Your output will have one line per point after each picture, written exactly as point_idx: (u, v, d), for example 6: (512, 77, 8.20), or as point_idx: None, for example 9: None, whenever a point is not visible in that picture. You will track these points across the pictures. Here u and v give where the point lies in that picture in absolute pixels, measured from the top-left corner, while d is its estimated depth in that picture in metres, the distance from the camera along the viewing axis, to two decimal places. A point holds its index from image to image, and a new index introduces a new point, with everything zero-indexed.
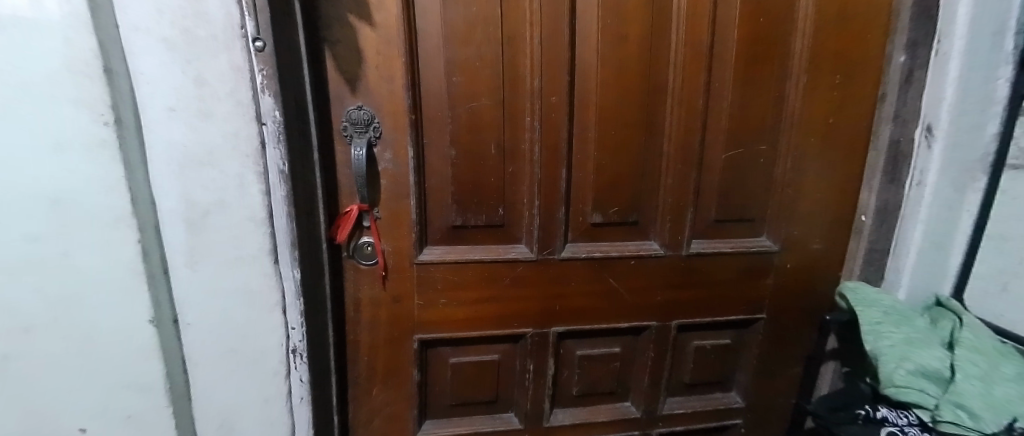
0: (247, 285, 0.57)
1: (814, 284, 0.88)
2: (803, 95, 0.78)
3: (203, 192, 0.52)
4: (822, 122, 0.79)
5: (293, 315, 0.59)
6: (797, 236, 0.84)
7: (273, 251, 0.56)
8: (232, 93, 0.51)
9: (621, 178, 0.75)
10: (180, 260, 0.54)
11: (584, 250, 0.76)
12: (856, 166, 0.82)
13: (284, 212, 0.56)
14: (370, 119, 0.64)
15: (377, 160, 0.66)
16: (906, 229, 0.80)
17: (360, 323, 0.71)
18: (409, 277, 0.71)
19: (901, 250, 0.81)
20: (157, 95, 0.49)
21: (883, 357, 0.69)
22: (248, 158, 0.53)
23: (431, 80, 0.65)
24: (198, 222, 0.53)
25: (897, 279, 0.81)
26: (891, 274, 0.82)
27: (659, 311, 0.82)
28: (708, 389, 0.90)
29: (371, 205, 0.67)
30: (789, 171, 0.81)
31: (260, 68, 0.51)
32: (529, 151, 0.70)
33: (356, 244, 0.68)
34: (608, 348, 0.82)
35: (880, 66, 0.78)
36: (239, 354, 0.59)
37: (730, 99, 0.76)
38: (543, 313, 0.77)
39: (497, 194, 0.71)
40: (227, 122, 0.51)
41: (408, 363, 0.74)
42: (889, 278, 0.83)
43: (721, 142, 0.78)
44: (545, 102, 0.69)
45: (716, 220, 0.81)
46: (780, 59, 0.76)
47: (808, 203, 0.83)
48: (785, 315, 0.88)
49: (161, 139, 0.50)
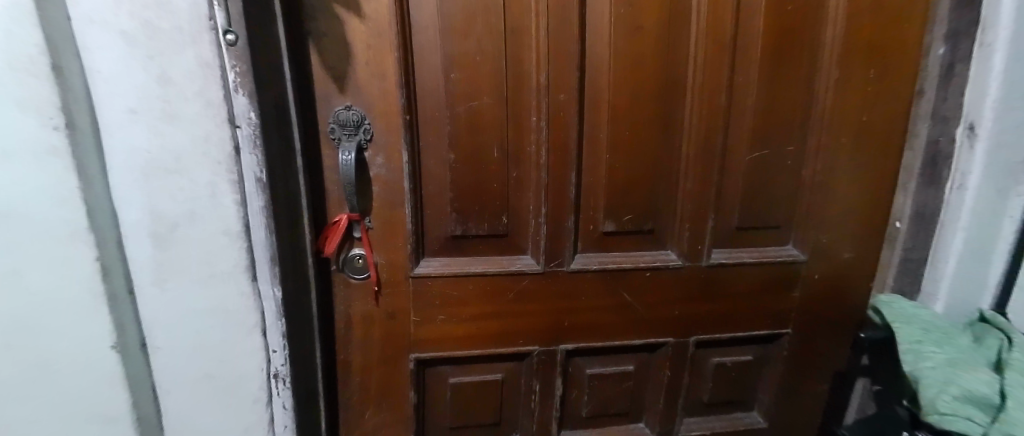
0: (222, 304, 0.51)
1: (843, 295, 0.81)
2: (834, 91, 0.71)
3: (170, 203, 0.47)
4: (854, 121, 0.72)
5: (275, 336, 0.54)
6: (826, 244, 0.78)
7: (250, 267, 0.51)
8: (201, 93, 0.45)
9: (636, 182, 0.69)
10: (147, 278, 0.49)
11: (595, 261, 0.70)
12: (889, 169, 0.75)
13: (262, 224, 0.50)
14: (360, 121, 0.58)
15: (369, 165, 0.60)
16: (944, 237, 0.72)
17: (352, 342, 0.65)
18: (403, 292, 0.65)
19: (939, 259, 0.73)
20: (117, 95, 0.44)
21: (924, 381, 0.61)
22: (220, 165, 0.47)
23: (427, 78, 0.59)
24: (166, 236, 0.48)
25: (934, 290, 0.75)
26: (927, 285, 0.75)
27: (676, 326, 0.76)
28: (728, 409, 0.84)
29: (363, 213, 0.61)
30: (818, 174, 0.74)
31: (232, 64, 0.45)
32: (532, 154, 0.65)
33: (346, 256, 0.62)
34: (620, 366, 0.76)
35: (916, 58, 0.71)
36: (215, 380, 0.53)
37: (756, 96, 0.69)
38: (550, 330, 0.71)
39: (500, 202, 0.65)
40: (197, 124, 0.46)
41: (404, 384, 0.68)
42: (926, 289, 0.76)
43: (744, 142, 0.71)
44: (553, 101, 0.63)
45: (739, 227, 0.74)
46: (811, 52, 0.69)
47: (838, 210, 0.76)
48: (812, 329, 0.82)
49: (123, 143, 0.45)
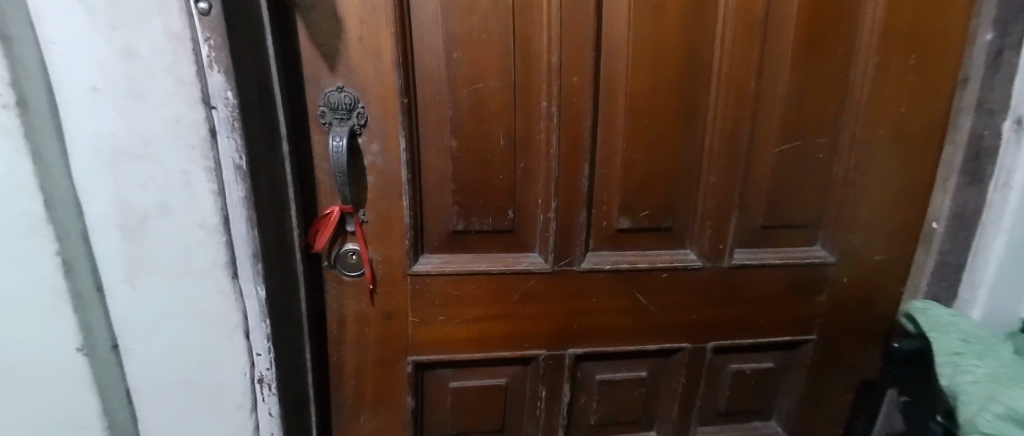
0: (200, 304, 0.47)
1: (873, 300, 0.75)
2: (874, 78, 0.64)
3: (140, 193, 0.42)
4: (893, 112, 0.66)
5: (259, 338, 0.49)
6: (857, 245, 0.72)
7: (230, 263, 0.46)
8: (171, 69, 0.40)
9: (654, 176, 0.63)
10: (117, 274, 0.44)
11: (608, 260, 0.65)
12: (926, 167, 0.69)
13: (243, 217, 0.45)
14: (353, 104, 0.53)
15: (363, 154, 0.55)
16: (984, 239, 0.67)
17: (345, 343, 0.61)
18: (401, 291, 0.60)
19: (978, 263, 0.67)
20: (77, 71, 0.39)
21: (964, 398, 0.55)
22: (194, 150, 0.42)
23: (427, 58, 0.54)
24: (136, 229, 0.43)
25: (971, 296, 0.68)
26: (964, 291, 0.69)
27: (694, 331, 0.70)
28: (745, 418, 0.79)
29: (357, 205, 0.56)
30: (851, 169, 0.68)
31: (205, 36, 0.40)
32: (542, 143, 0.59)
33: (339, 252, 0.57)
34: (633, 372, 0.71)
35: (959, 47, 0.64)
36: (194, 385, 0.49)
37: (788, 83, 0.63)
38: (559, 333, 0.66)
39: (506, 195, 0.60)
40: (167, 104, 0.41)
41: (401, 388, 0.64)
42: (963, 295, 0.70)
43: (772, 133, 0.65)
44: (566, 84, 0.57)
45: (764, 225, 0.69)
46: (849, 34, 0.63)
47: (872, 208, 0.70)
48: (839, 335, 0.76)
49: (85, 126, 0.40)
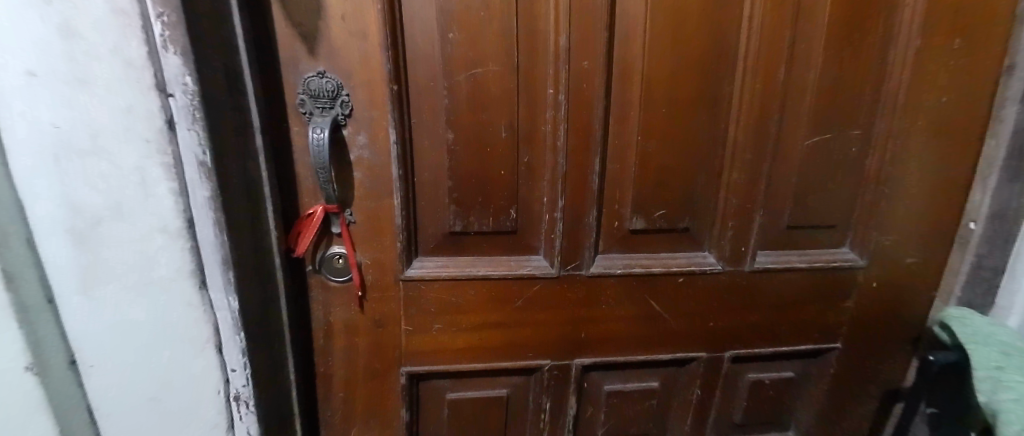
0: (165, 316, 0.42)
1: (904, 307, 0.70)
2: (917, 62, 0.57)
3: (90, 193, 0.37)
4: (934, 101, 0.59)
5: (233, 353, 0.44)
6: (889, 247, 0.66)
7: (197, 272, 0.41)
8: (118, 49, 0.34)
9: (671, 171, 0.57)
10: (69, 284, 0.39)
11: (619, 264, 0.59)
12: (967, 161, 0.62)
13: (210, 219, 0.40)
14: (335, 90, 0.47)
15: (349, 147, 0.49)
16: None
17: (333, 353, 0.56)
18: (392, 297, 0.55)
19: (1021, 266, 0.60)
20: (6, 51, 0.33)
21: (1006, 419, 0.49)
22: (149, 144, 0.37)
23: (420, 39, 0.48)
24: (88, 233, 0.38)
25: (1011, 304, 0.62)
26: (1003, 298, 0.62)
27: (710, 339, 0.65)
28: (761, 429, 0.74)
29: (343, 204, 0.51)
30: (887, 165, 0.61)
31: (157, 11, 0.34)
32: (548, 135, 0.54)
33: (324, 255, 0.52)
34: (643, 383, 0.66)
35: (1008, 29, 0.57)
36: (163, 403, 0.44)
37: (821, 68, 0.57)
38: (565, 342, 0.61)
39: (508, 192, 0.55)
40: (115, 91, 0.35)
41: (394, 400, 0.59)
42: (1001, 303, 0.63)
43: (801, 125, 0.59)
44: (575, 69, 0.51)
45: (789, 226, 0.63)
46: (890, 13, 0.56)
47: (907, 208, 0.64)
48: (864, 344, 0.71)
49: (20, 116, 0.35)
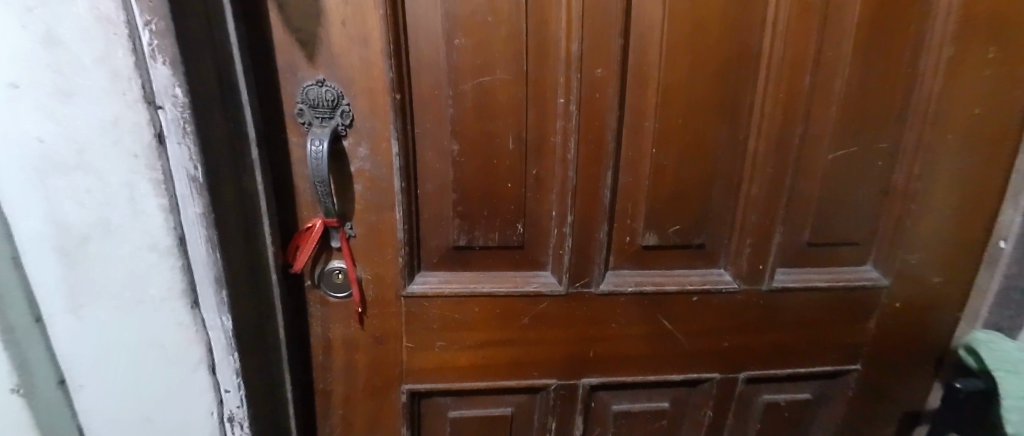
0: (156, 336, 0.40)
1: (930, 328, 0.66)
2: (954, 71, 0.54)
3: (77, 210, 0.35)
4: (969, 113, 0.56)
5: (226, 374, 0.42)
6: (916, 267, 0.62)
7: (189, 291, 0.39)
8: (104, 59, 0.32)
9: (686, 185, 0.54)
10: (56, 303, 0.38)
11: (630, 281, 0.57)
12: (1001, 176, 0.58)
13: (202, 237, 0.38)
14: (335, 100, 0.45)
15: (350, 159, 0.47)
16: None
17: (332, 370, 0.54)
18: (394, 313, 0.53)
19: None
20: None
21: None
22: (138, 159, 0.35)
23: (424, 45, 0.46)
24: (74, 252, 0.36)
25: None
26: None
27: (724, 360, 0.62)
28: None
29: (343, 218, 0.49)
30: (916, 180, 0.58)
31: (145, 20, 0.32)
32: (557, 146, 0.51)
33: (323, 270, 0.50)
34: (653, 403, 0.63)
35: None
36: (155, 424, 0.43)
37: (848, 77, 0.53)
38: (573, 360, 0.58)
39: (515, 206, 0.52)
40: (101, 104, 0.33)
41: (394, 418, 0.57)
42: None
43: (825, 137, 0.55)
44: (587, 78, 0.49)
45: (810, 243, 0.60)
46: (921, 18, 0.52)
47: (936, 225, 0.60)
48: (886, 366, 0.67)
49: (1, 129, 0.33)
